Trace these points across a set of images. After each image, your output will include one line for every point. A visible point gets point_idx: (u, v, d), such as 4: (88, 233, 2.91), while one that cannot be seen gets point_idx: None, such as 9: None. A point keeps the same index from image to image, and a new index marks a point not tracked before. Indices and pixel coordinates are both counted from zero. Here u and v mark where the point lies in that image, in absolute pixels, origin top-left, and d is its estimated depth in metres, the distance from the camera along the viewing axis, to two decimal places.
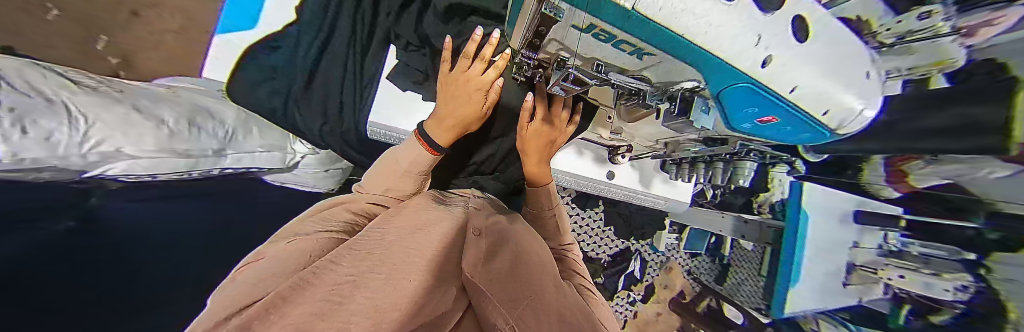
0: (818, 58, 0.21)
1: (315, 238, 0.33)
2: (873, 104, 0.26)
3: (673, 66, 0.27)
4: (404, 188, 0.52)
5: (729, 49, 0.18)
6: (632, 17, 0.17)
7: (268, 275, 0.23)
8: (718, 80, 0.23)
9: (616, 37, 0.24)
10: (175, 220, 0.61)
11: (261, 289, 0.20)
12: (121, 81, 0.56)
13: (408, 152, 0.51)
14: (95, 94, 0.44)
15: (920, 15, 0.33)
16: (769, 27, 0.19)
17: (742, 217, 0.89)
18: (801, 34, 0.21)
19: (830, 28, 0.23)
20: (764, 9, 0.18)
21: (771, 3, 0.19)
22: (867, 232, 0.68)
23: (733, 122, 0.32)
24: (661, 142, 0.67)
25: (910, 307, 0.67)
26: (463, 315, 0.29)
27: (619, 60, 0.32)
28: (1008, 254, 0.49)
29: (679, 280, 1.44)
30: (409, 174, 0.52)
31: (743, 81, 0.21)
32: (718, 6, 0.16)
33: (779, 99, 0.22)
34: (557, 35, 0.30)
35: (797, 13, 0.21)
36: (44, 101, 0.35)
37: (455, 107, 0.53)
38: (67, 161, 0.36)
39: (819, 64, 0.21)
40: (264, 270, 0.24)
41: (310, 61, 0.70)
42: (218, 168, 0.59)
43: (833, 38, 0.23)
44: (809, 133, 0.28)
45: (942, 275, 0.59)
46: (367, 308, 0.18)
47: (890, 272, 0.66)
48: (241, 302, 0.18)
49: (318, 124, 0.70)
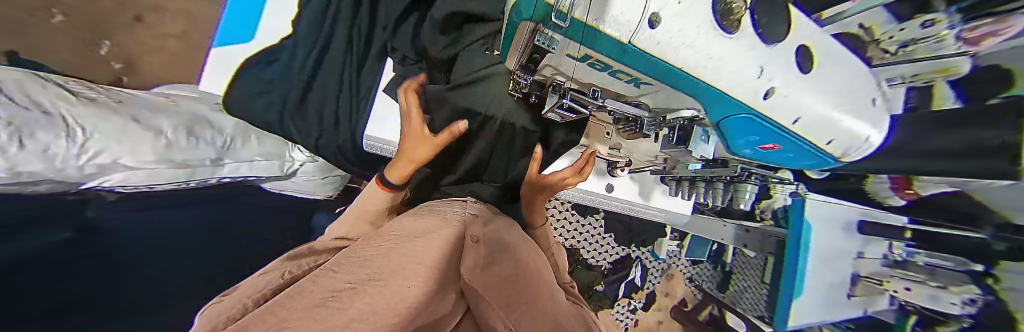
0: (817, 87, 0.22)
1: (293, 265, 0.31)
2: (875, 132, 0.27)
3: (671, 95, 0.27)
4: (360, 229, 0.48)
5: (728, 82, 0.18)
6: (627, 50, 0.17)
7: (247, 292, 0.21)
8: (718, 111, 0.23)
9: (612, 67, 0.24)
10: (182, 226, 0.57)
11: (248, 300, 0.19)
12: (119, 91, 0.56)
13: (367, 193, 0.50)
14: (93, 105, 0.44)
15: (923, 24, 0.36)
16: (770, 59, 0.19)
17: (745, 227, 0.89)
18: (806, 64, 0.21)
19: (833, 54, 0.24)
20: (767, 41, 0.19)
21: (774, 35, 0.19)
22: (872, 242, 0.64)
23: (732, 148, 0.32)
24: (661, 157, 0.70)
25: (916, 317, 0.64)
26: (461, 319, 0.28)
27: (616, 85, 0.32)
28: (1013, 262, 0.47)
29: (679, 288, 1.45)
30: (367, 215, 0.49)
31: (746, 112, 0.21)
32: (717, 39, 0.17)
33: (784, 130, 0.23)
34: (553, 62, 0.29)
35: (800, 42, 0.21)
36: (42, 114, 0.35)
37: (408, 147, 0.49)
38: (64, 173, 0.36)
39: (820, 96, 0.22)
40: (240, 291, 0.22)
41: (306, 74, 0.70)
42: (215, 177, 0.59)
43: (835, 67, 0.23)
44: (811, 160, 0.29)
45: (950, 288, 0.55)
46: (368, 313, 0.16)
47: (896, 284, 0.61)
48: (228, 309, 0.17)
49: (314, 138, 0.70)
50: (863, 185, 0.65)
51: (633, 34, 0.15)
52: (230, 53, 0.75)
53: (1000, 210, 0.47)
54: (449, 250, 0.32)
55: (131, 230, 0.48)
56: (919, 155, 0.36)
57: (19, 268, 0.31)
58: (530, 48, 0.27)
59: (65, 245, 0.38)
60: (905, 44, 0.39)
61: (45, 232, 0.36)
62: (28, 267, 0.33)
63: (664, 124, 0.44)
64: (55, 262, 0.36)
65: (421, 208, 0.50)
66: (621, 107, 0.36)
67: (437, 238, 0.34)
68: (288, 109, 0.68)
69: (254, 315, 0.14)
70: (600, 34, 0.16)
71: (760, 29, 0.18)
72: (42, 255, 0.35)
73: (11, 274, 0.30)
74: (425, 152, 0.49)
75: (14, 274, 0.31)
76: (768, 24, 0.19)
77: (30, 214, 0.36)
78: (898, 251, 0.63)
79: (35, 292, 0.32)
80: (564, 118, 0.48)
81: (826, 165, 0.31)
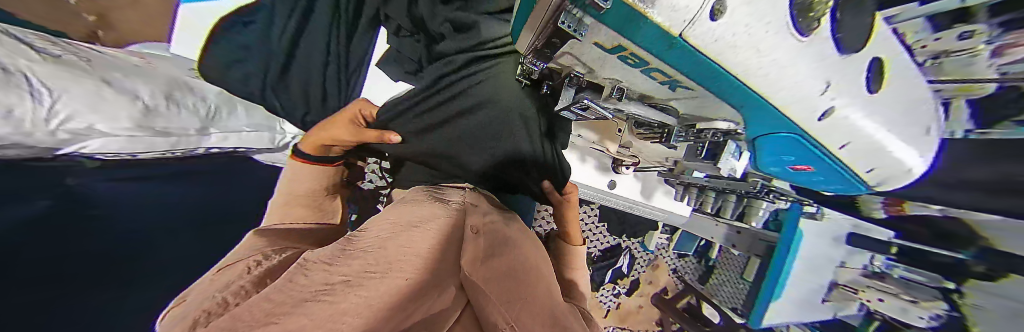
0: (879, 109, 0.20)
1: (249, 255, 0.28)
2: (915, 161, 0.27)
3: (709, 103, 0.24)
4: (303, 214, 0.47)
5: (781, 97, 0.16)
6: (675, 47, 0.14)
7: (216, 291, 0.18)
8: (761, 126, 0.22)
9: (648, 64, 0.21)
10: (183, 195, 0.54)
11: (228, 297, 0.16)
12: (81, 47, 0.50)
13: (295, 179, 0.49)
14: (60, 65, 0.40)
15: (959, 35, 0.33)
16: (840, 72, 0.16)
17: (736, 228, 0.88)
18: (875, 82, 0.19)
19: (903, 73, 0.22)
20: (840, 48, 0.16)
21: (850, 45, 0.16)
22: (857, 253, 0.75)
23: (764, 165, 0.32)
24: (671, 160, 0.66)
25: (878, 323, 0.81)
26: (462, 313, 0.26)
27: (644, 87, 0.29)
28: (986, 283, 0.61)
29: (663, 277, 1.52)
30: (301, 199, 0.48)
31: (790, 132, 0.20)
32: (789, 42, 0.14)
33: (830, 154, 0.23)
34: (573, 51, 0.26)
35: (877, 55, 0.18)
36: (1, 72, 0.32)
37: (328, 128, 0.52)
38: (35, 139, 0.34)
39: (878, 123, 0.21)
40: (207, 290, 0.18)
41: (287, 42, 0.64)
42: (203, 147, 0.57)
43: (897, 81, 0.21)
44: (845, 184, 0.30)
45: (924, 304, 0.67)
46: (361, 306, 0.15)
47: (871, 294, 0.73)
48: (205, 306, 0.15)
49: (301, 114, 0.67)
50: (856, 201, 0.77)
51: (687, 24, 0.12)
52: (201, 13, 0.70)
53: (986, 236, 0.59)
54: (444, 237, 0.31)
55: (122, 196, 0.45)
56: (983, 183, 0.54)
57: (10, 246, 0.29)
58: (548, 29, 0.23)
59: (53, 215, 0.35)
60: (937, 56, 0.37)
61: (37, 198, 0.34)
62: (28, 235, 0.31)
63: (696, 138, 0.41)
64: (51, 229, 0.34)
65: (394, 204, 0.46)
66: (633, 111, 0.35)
67: (438, 227, 0.33)
68: (271, 80, 0.64)
69: (244, 307, 0.13)
70: (646, 21, 0.13)
71: (839, 33, 0.16)
72: (39, 221, 0.33)
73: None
74: (342, 136, 0.52)
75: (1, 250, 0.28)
76: (850, 29, 0.16)
77: (19, 176, 0.34)
78: (878, 263, 0.76)
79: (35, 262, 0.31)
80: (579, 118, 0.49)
81: (857, 191, 0.32)
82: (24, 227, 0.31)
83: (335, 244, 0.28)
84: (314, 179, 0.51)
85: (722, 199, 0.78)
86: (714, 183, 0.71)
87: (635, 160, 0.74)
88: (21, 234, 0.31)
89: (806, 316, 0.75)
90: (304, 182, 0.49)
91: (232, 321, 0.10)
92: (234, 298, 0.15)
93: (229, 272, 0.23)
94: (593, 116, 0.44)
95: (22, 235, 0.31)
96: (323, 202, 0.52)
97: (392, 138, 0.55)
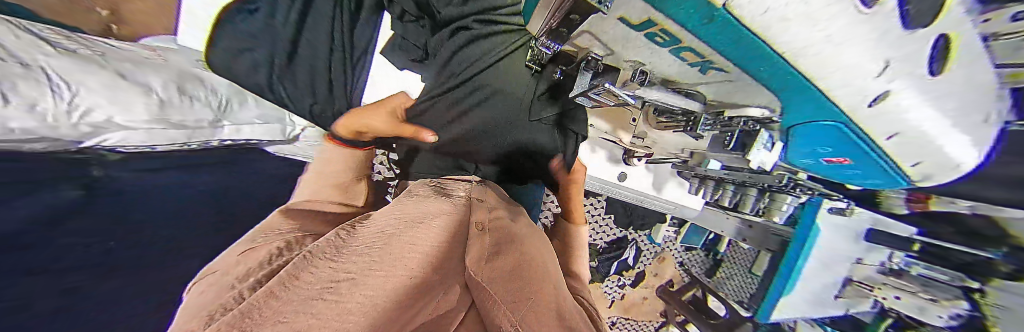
0: (937, 100, 0.24)
1: (272, 242, 0.27)
2: (959, 161, 0.32)
3: (739, 84, 0.29)
4: (330, 197, 0.45)
5: (830, 69, 0.20)
6: (725, 20, 0.17)
7: (230, 283, 0.18)
8: (817, 106, 0.26)
9: (680, 43, 0.24)
10: (200, 185, 0.56)
11: (236, 291, 0.16)
12: (93, 41, 0.51)
13: (324, 161, 0.49)
14: (74, 58, 0.41)
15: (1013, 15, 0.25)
16: (905, 53, 0.19)
17: (749, 222, 0.86)
18: (937, 66, 0.21)
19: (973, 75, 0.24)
20: (909, 26, 0.18)
21: (920, 18, 0.17)
22: (875, 250, 0.70)
23: (802, 157, 0.40)
24: (686, 151, 0.70)
25: (892, 321, 0.79)
26: (466, 312, 0.25)
27: (675, 69, 0.32)
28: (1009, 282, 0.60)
29: (669, 270, 1.50)
30: (326, 179, 0.47)
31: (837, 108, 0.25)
32: (848, 13, 0.16)
33: (876, 141, 0.29)
34: (593, 29, 0.29)
35: (944, 32, 0.19)
36: (22, 66, 0.33)
37: (361, 116, 0.52)
38: (59, 132, 0.36)
39: (931, 119, 0.25)
40: (224, 282, 0.18)
41: (291, 29, 0.63)
42: (217, 140, 0.59)
43: (968, 83, 0.24)
44: (883, 176, 0.36)
45: (942, 302, 0.64)
46: (366, 306, 0.15)
47: (888, 293, 0.69)
48: (218, 298, 0.15)
49: (307, 104, 0.64)
50: (876, 195, 0.71)
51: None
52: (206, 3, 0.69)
53: (1015, 234, 0.58)
54: (447, 234, 0.31)
55: (140, 187, 0.46)
56: None
57: (23, 234, 0.30)
58: (568, 6, 0.24)
59: (76, 205, 0.36)
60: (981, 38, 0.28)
61: (59, 187, 0.35)
62: (46, 225, 0.32)
63: (722, 125, 0.41)
64: (73, 218, 0.35)
65: (400, 198, 0.47)
66: (656, 96, 0.35)
67: (440, 224, 0.33)
68: (276, 69, 0.62)
69: (249, 304, 0.12)
70: None
71: (908, 7, 0.17)
72: (57, 211, 0.34)
73: (7, 239, 0.28)
74: (376, 122, 0.52)
75: (18, 240, 0.29)
76: (925, 4, 0.17)
77: (39, 168, 0.35)
78: (897, 260, 0.71)
79: (54, 251, 0.32)
80: (594, 105, 0.47)
81: (898, 185, 0.37)
82: (44, 217, 0.32)
83: (336, 239, 0.27)
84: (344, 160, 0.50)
85: (741, 192, 0.76)
86: (733, 176, 0.68)
87: (648, 151, 0.72)
88: (40, 225, 0.32)
89: (815, 312, 0.73)
90: (338, 164, 0.50)
91: (244, 316, 0.10)
92: (249, 291, 0.16)
93: (253, 255, 0.24)
94: (609, 102, 0.41)
95: (40, 226, 0.31)
96: (349, 184, 0.50)
97: (427, 137, 0.56)
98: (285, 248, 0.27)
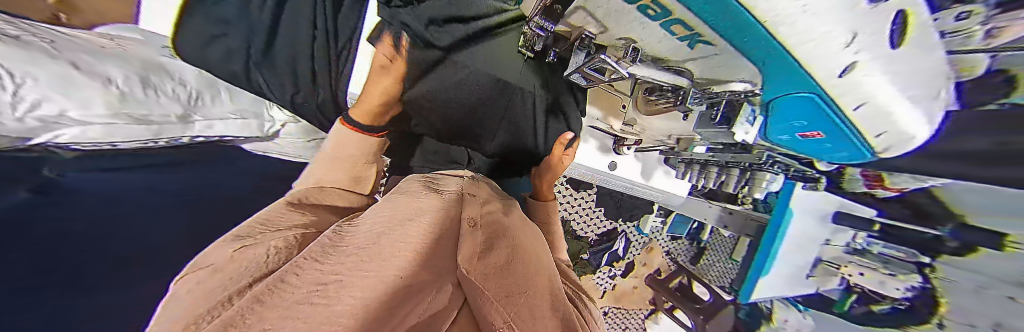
0: (900, 80, 0.27)
1: (272, 230, 0.31)
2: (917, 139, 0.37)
3: (721, 56, 0.34)
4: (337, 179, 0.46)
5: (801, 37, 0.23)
6: None
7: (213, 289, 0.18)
8: (799, 74, 0.29)
9: (671, 15, 0.28)
10: None
11: (213, 306, 0.15)
12: (29, 24, 0.45)
13: (341, 143, 0.48)
14: (18, 44, 0.38)
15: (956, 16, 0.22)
16: (874, 28, 0.21)
17: (728, 209, 0.92)
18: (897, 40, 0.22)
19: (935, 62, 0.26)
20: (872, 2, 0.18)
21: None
22: (840, 231, 0.75)
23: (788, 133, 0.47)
24: (672, 137, 0.75)
25: (857, 296, 0.80)
26: (457, 314, 0.24)
27: (666, 46, 0.37)
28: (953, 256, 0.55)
29: (657, 259, 1.58)
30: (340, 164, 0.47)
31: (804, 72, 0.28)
32: None
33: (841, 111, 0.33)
34: (590, 6, 0.33)
35: (902, 10, 0.19)
36: None
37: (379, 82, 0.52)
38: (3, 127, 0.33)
39: (895, 96, 0.28)
40: (212, 286, 0.19)
41: (269, 15, 0.60)
42: (188, 137, 0.55)
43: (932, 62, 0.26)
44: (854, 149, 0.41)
45: (898, 276, 0.67)
46: (357, 309, 0.14)
47: (852, 269, 0.77)
48: (204, 302, 0.16)
49: (289, 94, 0.64)
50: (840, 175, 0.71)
51: None
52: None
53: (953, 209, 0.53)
54: (437, 233, 0.31)
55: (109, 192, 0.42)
56: None
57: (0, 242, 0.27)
58: None
59: (45, 211, 0.33)
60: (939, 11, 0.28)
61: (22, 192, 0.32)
62: (21, 231, 0.29)
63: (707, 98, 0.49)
64: (43, 224, 0.32)
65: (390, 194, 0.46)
66: (650, 73, 0.44)
67: (432, 221, 0.33)
68: (253, 59, 0.61)
69: (235, 312, 0.12)
70: None
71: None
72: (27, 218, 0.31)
73: None
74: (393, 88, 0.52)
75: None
76: None
77: None
78: (858, 240, 0.75)
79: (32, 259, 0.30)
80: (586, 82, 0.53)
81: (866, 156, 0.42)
82: (14, 223, 0.29)
83: (324, 240, 0.27)
84: (360, 143, 0.49)
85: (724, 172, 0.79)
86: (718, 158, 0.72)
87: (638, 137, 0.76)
88: (13, 231, 0.29)
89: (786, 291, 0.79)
90: (352, 148, 0.48)
91: (227, 326, 0.09)
92: (233, 297, 0.17)
93: (246, 253, 0.24)
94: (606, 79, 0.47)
95: (12, 232, 0.29)
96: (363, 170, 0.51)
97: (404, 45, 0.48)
98: (277, 248, 0.28)
